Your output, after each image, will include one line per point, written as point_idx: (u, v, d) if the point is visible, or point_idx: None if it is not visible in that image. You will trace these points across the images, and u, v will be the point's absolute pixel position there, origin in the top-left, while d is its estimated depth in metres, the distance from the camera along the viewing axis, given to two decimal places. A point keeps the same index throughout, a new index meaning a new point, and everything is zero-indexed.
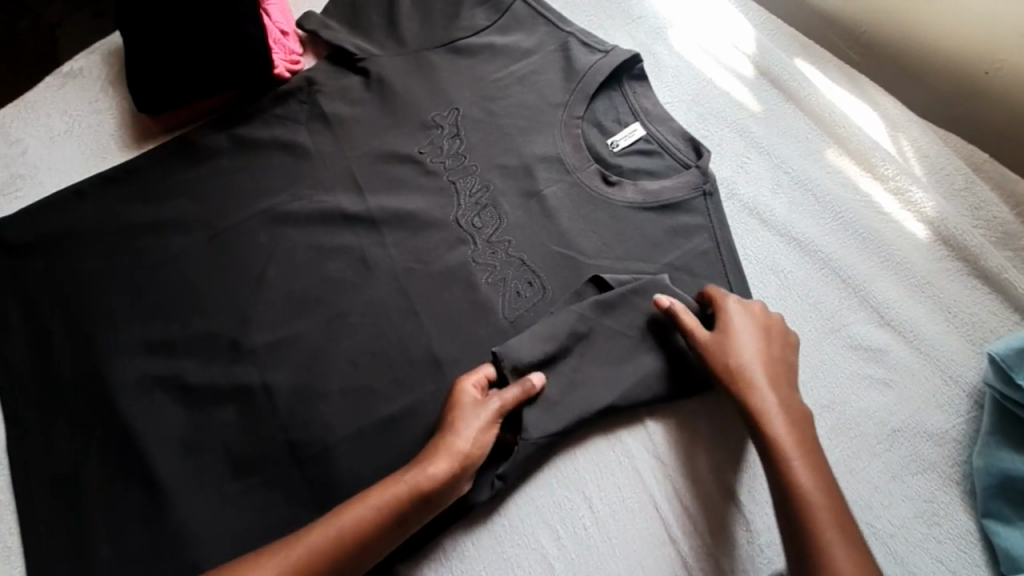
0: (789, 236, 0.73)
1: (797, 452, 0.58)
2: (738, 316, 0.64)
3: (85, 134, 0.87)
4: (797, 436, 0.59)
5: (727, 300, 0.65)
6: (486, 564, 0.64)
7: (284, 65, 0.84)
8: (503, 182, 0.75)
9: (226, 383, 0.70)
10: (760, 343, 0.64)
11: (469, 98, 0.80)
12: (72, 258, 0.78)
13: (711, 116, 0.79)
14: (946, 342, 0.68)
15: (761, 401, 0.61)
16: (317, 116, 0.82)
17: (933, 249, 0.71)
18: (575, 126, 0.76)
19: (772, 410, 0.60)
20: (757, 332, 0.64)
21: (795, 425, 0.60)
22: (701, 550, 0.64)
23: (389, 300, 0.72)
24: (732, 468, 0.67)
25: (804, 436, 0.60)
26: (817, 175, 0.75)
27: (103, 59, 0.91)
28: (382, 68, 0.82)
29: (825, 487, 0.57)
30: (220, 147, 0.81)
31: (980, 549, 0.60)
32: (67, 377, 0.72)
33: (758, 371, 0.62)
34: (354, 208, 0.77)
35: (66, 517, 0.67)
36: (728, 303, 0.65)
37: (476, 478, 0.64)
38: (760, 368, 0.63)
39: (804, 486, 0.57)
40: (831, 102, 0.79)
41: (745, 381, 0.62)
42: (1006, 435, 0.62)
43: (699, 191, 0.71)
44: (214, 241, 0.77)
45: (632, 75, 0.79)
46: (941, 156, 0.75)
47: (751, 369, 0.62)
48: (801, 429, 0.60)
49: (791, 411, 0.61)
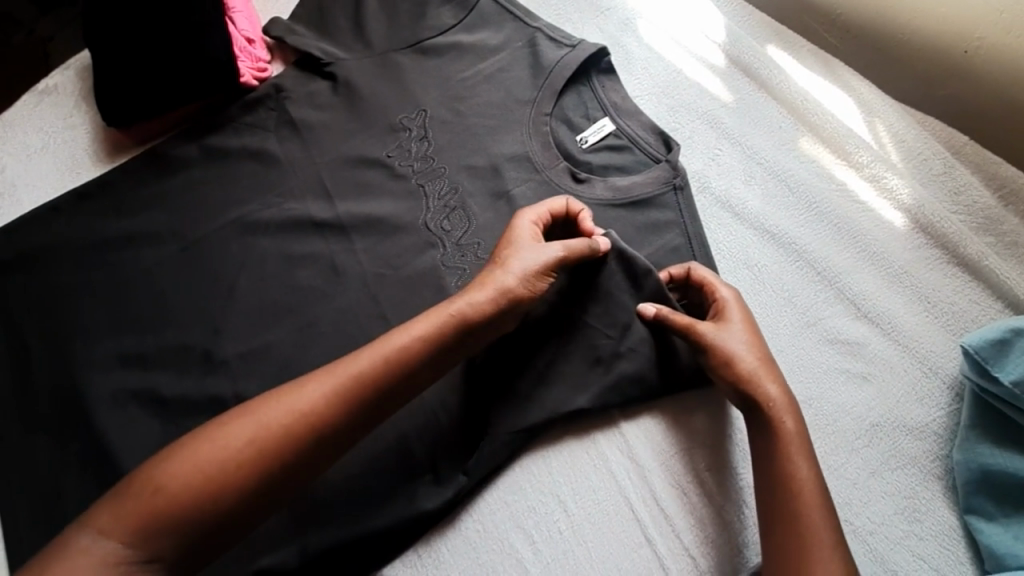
0: (762, 229, 0.71)
1: (798, 454, 0.57)
2: (733, 308, 0.64)
3: (60, 149, 0.87)
4: (800, 438, 0.58)
5: (725, 298, 0.64)
6: (461, 570, 0.63)
7: (250, 72, 0.83)
8: (471, 184, 0.74)
9: (199, 395, 0.70)
10: (759, 343, 0.63)
11: (437, 99, 0.79)
12: (48, 275, 0.78)
13: (682, 108, 0.78)
14: (925, 333, 0.66)
15: (766, 399, 0.59)
16: (286, 123, 0.81)
17: (911, 237, 0.69)
18: (543, 124, 0.75)
19: (779, 411, 0.59)
20: (755, 331, 0.63)
21: (797, 426, 0.58)
22: (679, 552, 0.63)
23: (360, 307, 0.71)
24: (715, 471, 0.65)
25: (803, 436, 0.58)
26: (790, 165, 0.74)
27: (77, 74, 0.91)
28: (348, 72, 0.81)
29: (820, 490, 0.55)
30: (191, 158, 0.81)
31: (964, 546, 0.59)
32: (44, 394, 0.73)
33: (758, 362, 0.61)
34: (324, 214, 0.76)
35: (44, 534, 0.68)
36: (726, 299, 0.64)
37: (449, 482, 0.64)
38: (763, 366, 0.61)
39: (805, 478, 0.56)
40: (804, 89, 0.77)
41: (749, 380, 0.60)
42: (986, 428, 0.60)
43: (670, 185, 0.69)
44: (186, 253, 0.77)
45: (600, 68, 0.78)
46: (919, 141, 0.72)
47: (756, 368, 0.60)
48: (801, 429, 0.59)
49: (795, 413, 0.59)
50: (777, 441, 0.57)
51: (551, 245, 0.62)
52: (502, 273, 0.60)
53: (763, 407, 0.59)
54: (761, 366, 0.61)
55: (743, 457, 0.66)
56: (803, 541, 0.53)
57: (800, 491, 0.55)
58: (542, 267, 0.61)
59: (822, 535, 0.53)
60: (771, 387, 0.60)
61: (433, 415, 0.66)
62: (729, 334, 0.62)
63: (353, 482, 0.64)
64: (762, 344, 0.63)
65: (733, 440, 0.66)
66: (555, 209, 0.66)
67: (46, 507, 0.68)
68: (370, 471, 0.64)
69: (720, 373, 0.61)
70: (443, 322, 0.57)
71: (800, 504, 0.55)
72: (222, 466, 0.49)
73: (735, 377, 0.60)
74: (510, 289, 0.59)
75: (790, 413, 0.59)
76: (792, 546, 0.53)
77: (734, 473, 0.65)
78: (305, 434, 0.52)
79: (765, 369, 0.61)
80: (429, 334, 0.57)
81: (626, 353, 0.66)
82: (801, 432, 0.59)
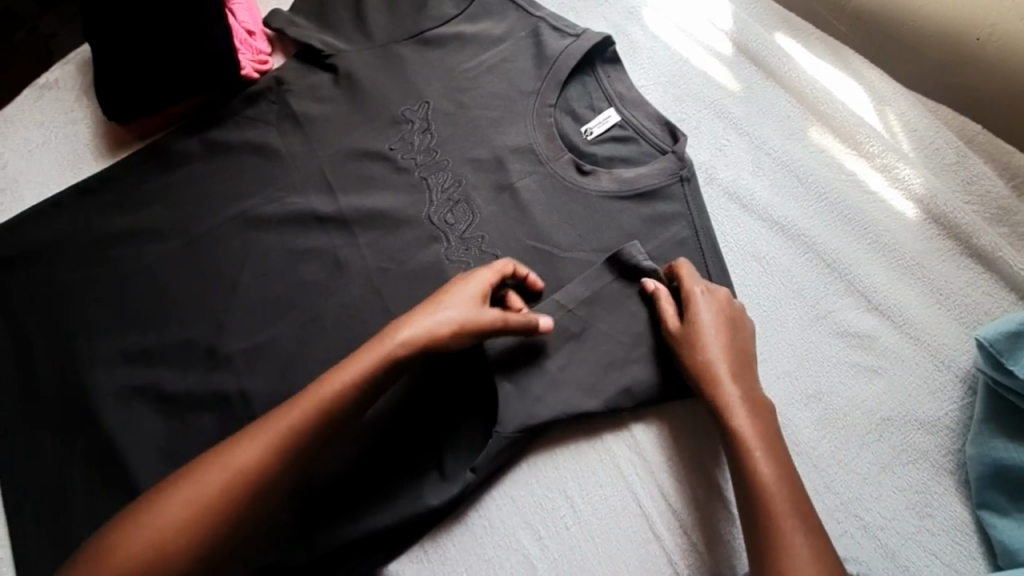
0: (770, 220, 0.70)
1: (757, 448, 0.57)
2: (701, 303, 0.62)
3: (62, 144, 0.87)
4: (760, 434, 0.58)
5: (693, 289, 0.63)
6: (467, 566, 0.63)
7: (251, 65, 0.82)
8: (475, 176, 0.73)
9: (204, 391, 0.70)
10: (727, 337, 0.62)
11: (439, 91, 0.78)
12: (53, 271, 0.77)
13: (688, 98, 0.76)
14: (936, 326, 0.65)
15: (723, 399, 0.59)
16: (287, 116, 0.80)
17: (923, 228, 0.68)
18: (548, 115, 0.74)
19: (735, 411, 0.59)
20: (724, 322, 0.62)
21: (758, 423, 0.58)
22: (688, 548, 0.62)
23: (363, 302, 0.71)
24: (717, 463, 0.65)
25: (766, 430, 0.58)
26: (799, 156, 0.72)
27: (78, 69, 0.91)
28: (350, 64, 0.80)
29: (784, 483, 0.55)
30: (193, 153, 0.80)
31: (977, 541, 0.58)
32: (49, 390, 0.72)
33: (721, 362, 0.60)
34: (326, 209, 0.75)
35: (51, 530, 0.68)
36: (694, 291, 0.63)
37: (454, 474, 0.63)
38: (725, 362, 0.61)
39: (764, 476, 0.55)
40: (813, 78, 0.75)
41: (710, 378, 0.60)
42: (1000, 421, 0.59)
43: (676, 177, 0.68)
44: (188, 248, 0.76)
45: (604, 58, 0.77)
46: (931, 130, 0.71)
47: (716, 366, 0.60)
48: (764, 424, 0.58)
49: (755, 409, 0.59)
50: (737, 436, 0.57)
51: (489, 309, 0.61)
52: (433, 321, 0.59)
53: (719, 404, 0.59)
54: (722, 362, 0.60)
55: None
56: (775, 533, 0.53)
57: (766, 485, 0.55)
58: (473, 329, 0.60)
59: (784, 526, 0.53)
60: (732, 388, 0.60)
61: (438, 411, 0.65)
62: (696, 327, 0.61)
63: (352, 475, 0.64)
64: (733, 335, 0.62)
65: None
66: (504, 272, 0.63)
67: (53, 504, 0.69)
68: (370, 465, 0.64)
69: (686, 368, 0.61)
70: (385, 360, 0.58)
71: (765, 498, 0.54)
72: (182, 512, 0.53)
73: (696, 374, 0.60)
74: (433, 338, 0.59)
75: (751, 409, 0.59)
76: (762, 537, 0.53)
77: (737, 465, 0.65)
78: (256, 470, 0.54)
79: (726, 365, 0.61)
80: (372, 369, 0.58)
81: (633, 347, 0.65)
82: (766, 428, 0.58)
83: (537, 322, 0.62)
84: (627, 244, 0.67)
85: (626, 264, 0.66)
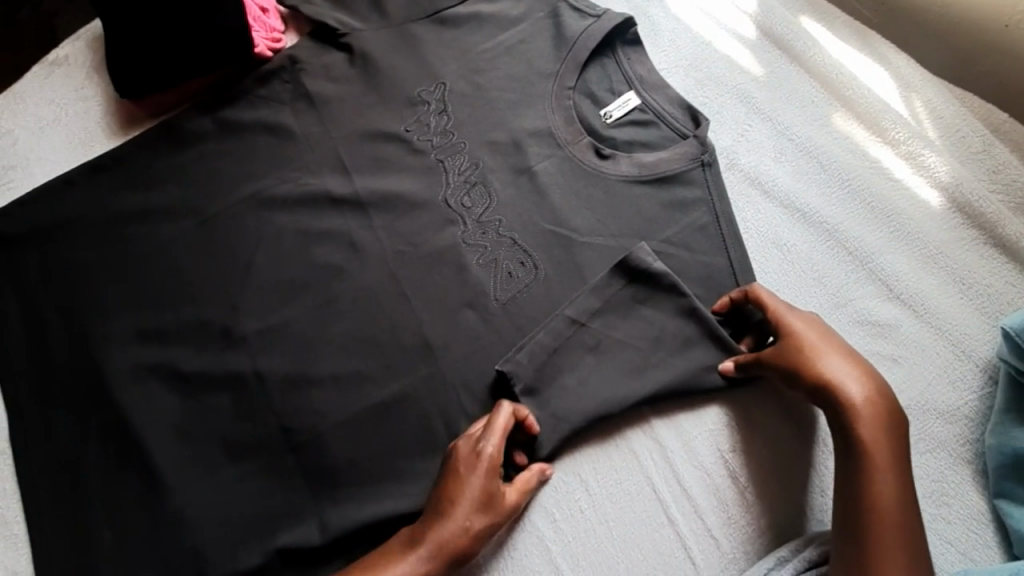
0: (793, 207, 0.69)
1: (878, 455, 0.55)
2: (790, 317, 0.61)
3: (73, 122, 0.86)
4: (881, 439, 0.56)
5: (780, 310, 0.62)
6: (481, 548, 0.63)
7: (264, 43, 0.81)
8: (492, 159, 0.73)
9: (219, 371, 0.70)
10: (833, 343, 0.60)
11: (456, 71, 0.77)
12: (66, 248, 0.77)
13: (710, 82, 0.75)
14: (958, 315, 0.65)
15: (847, 400, 0.57)
16: (301, 96, 0.79)
17: (947, 217, 0.68)
18: (567, 97, 0.73)
19: (860, 412, 0.57)
20: (823, 333, 0.61)
21: (880, 424, 0.56)
22: (701, 532, 0.63)
23: (379, 285, 0.70)
24: (771, 458, 0.65)
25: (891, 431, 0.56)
26: (823, 142, 0.71)
27: (88, 45, 0.89)
28: (365, 43, 0.79)
29: (902, 488, 0.55)
30: (206, 131, 0.79)
31: (993, 530, 0.58)
32: (63, 368, 0.72)
33: (833, 365, 0.59)
34: (342, 190, 0.74)
35: (68, 507, 0.68)
36: (782, 311, 0.62)
37: None
38: (843, 367, 0.59)
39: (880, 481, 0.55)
40: (838, 62, 0.74)
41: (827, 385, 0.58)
42: (1021, 412, 0.59)
43: (697, 162, 0.68)
44: (202, 227, 0.76)
45: (625, 40, 0.75)
46: (957, 118, 0.71)
47: (833, 372, 0.58)
48: (891, 430, 0.57)
49: (881, 409, 0.57)
50: (853, 444, 0.56)
51: (501, 493, 0.60)
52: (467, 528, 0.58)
53: (843, 411, 0.57)
54: (839, 370, 0.59)
55: (807, 444, 0.66)
56: (879, 542, 0.53)
57: (880, 495, 0.54)
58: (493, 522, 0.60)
59: (891, 537, 0.53)
60: (854, 390, 0.58)
61: (454, 394, 0.66)
62: (796, 344, 0.60)
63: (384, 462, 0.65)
64: (833, 340, 0.61)
65: (801, 429, 0.66)
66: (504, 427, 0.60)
67: (69, 481, 0.69)
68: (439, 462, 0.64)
69: (794, 385, 0.60)
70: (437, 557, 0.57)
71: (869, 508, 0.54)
72: None
73: (814, 386, 0.59)
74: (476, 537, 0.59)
75: (876, 413, 0.57)
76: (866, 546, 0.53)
77: (800, 461, 0.65)
78: None
79: (844, 370, 0.59)
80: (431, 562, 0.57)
81: (650, 333, 0.65)
82: (888, 433, 0.56)
83: (543, 474, 0.63)
84: (634, 249, 0.66)
85: (638, 269, 0.65)
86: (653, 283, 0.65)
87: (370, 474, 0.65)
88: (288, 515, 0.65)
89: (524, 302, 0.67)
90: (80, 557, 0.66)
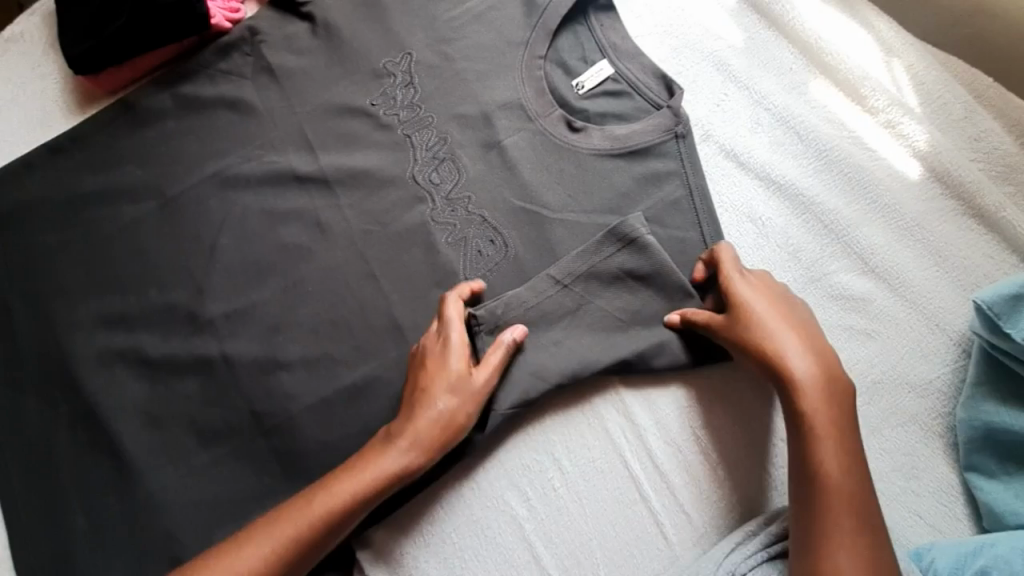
0: (769, 180, 0.67)
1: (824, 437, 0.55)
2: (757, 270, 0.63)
3: (29, 100, 0.83)
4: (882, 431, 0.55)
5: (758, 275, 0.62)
6: (458, 527, 0.63)
7: (222, 13, 0.77)
8: (462, 133, 0.70)
9: (186, 355, 0.68)
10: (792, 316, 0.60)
11: (424, 41, 0.74)
12: (27, 234, 0.75)
13: (687, 48, 0.72)
14: (932, 287, 0.64)
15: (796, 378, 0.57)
16: (263, 69, 0.76)
17: (925, 187, 0.66)
18: (537, 67, 0.70)
19: (808, 389, 0.57)
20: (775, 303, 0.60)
21: (829, 405, 0.56)
22: (674, 509, 0.63)
23: (347, 266, 0.68)
24: (740, 437, 0.64)
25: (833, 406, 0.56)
26: (799, 110, 0.69)
27: (42, 19, 0.85)
28: (328, 13, 0.76)
29: (854, 482, 0.54)
30: (166, 109, 0.76)
31: (963, 503, 0.59)
32: (28, 356, 0.71)
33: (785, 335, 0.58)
34: (307, 168, 0.72)
35: (41, 495, 0.68)
36: (735, 284, 0.60)
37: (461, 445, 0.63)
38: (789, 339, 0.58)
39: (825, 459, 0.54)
40: (819, 28, 0.71)
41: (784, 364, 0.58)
42: (993, 385, 0.58)
43: (671, 133, 0.65)
44: (166, 209, 0.74)
45: (598, 5, 0.72)
46: (939, 84, 0.68)
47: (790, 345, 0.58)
48: (840, 407, 0.56)
49: (828, 389, 0.57)
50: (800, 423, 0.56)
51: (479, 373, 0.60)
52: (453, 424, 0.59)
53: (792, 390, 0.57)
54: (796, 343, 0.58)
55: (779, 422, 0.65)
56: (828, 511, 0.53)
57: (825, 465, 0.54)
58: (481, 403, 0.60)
59: (844, 540, 0.52)
60: (802, 366, 0.57)
61: None
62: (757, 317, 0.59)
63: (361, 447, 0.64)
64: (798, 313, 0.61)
65: (776, 413, 0.65)
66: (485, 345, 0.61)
67: (40, 468, 0.68)
68: None
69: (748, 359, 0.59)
70: (428, 423, 0.59)
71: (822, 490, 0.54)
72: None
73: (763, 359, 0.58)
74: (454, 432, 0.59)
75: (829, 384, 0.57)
76: (835, 550, 0.52)
77: (769, 438, 0.64)
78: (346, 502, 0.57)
79: (795, 344, 0.58)
80: (423, 427, 0.58)
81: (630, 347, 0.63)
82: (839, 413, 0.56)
83: (514, 340, 0.61)
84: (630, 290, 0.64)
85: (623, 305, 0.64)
86: (642, 314, 0.64)
87: (341, 457, 0.64)
88: (262, 498, 0.65)
89: (494, 281, 0.65)
90: (55, 544, 0.66)
